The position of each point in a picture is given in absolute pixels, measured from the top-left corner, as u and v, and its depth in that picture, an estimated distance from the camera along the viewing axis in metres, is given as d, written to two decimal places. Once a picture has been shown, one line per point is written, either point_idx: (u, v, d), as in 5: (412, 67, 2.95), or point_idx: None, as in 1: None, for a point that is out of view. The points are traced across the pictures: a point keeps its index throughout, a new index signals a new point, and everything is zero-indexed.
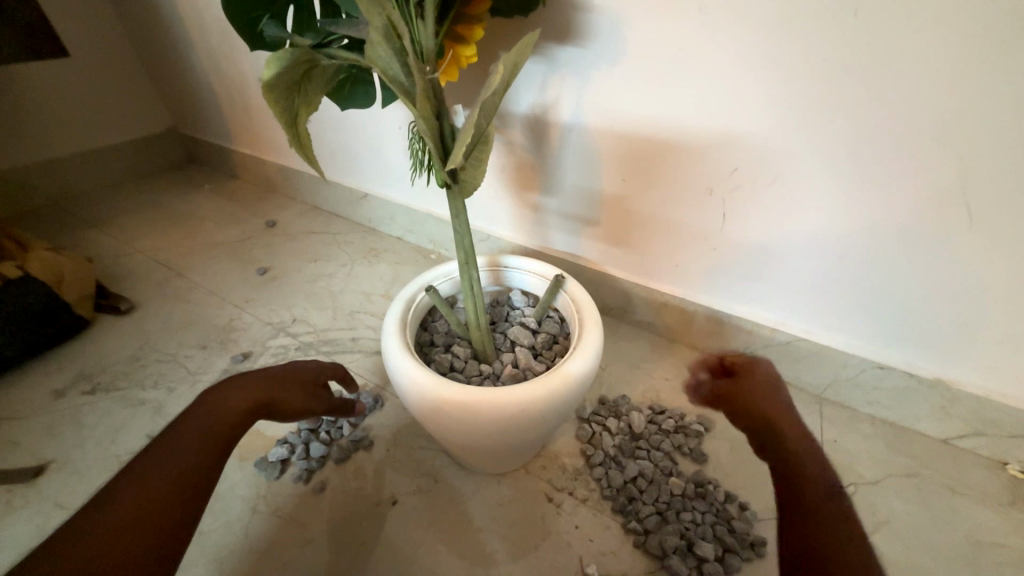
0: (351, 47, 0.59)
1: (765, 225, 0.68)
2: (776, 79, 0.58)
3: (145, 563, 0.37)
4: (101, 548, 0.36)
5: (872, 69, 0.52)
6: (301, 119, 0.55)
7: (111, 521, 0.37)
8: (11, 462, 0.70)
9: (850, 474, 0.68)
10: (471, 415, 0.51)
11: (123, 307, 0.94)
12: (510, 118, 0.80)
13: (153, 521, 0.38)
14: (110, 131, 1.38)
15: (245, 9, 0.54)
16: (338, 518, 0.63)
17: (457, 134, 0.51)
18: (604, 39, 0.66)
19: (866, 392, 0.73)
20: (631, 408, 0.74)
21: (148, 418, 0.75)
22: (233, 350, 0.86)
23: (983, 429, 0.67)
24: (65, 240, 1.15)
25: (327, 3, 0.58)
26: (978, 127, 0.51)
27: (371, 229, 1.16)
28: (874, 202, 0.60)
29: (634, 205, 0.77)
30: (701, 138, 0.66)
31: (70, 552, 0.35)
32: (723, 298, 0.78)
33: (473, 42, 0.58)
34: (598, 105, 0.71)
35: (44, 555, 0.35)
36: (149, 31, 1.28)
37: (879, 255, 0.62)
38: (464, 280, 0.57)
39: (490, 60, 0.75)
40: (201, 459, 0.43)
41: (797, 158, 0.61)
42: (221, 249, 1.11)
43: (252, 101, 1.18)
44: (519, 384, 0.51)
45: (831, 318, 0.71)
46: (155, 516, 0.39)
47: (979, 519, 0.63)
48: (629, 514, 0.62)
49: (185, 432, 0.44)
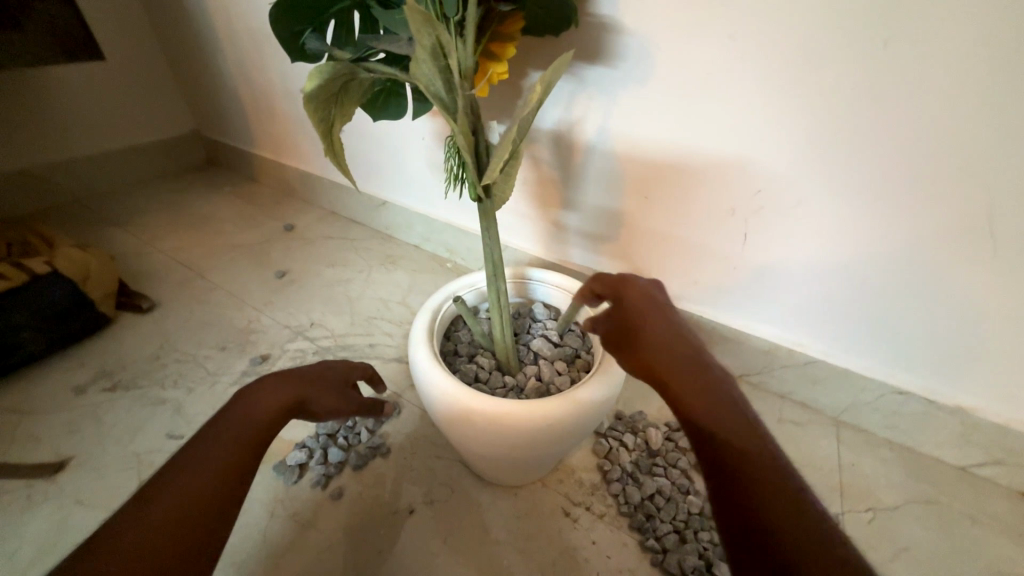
0: (388, 61, 0.61)
1: (788, 246, 0.68)
2: (804, 105, 0.59)
3: (182, 564, 0.37)
4: (143, 545, 0.36)
5: (901, 99, 0.54)
6: (337, 129, 0.57)
7: (153, 518, 0.38)
8: (31, 457, 0.71)
9: (868, 499, 0.68)
10: (497, 425, 0.51)
11: (144, 306, 0.95)
12: (535, 133, 0.81)
13: (193, 521, 0.39)
14: (134, 131, 1.41)
15: (289, 22, 0.56)
16: (355, 524, 0.63)
17: (492, 150, 0.52)
18: (633, 61, 0.67)
19: (884, 417, 0.73)
20: (648, 424, 0.74)
21: (167, 417, 0.76)
22: (252, 352, 0.87)
23: (1003, 458, 0.67)
24: (88, 238, 1.16)
25: (367, 19, 0.60)
26: (1004, 159, 0.52)
27: (388, 236, 1.17)
28: (898, 228, 0.60)
29: (655, 224, 0.78)
30: (728, 160, 0.67)
31: (116, 548, 0.36)
32: (741, 317, 0.79)
33: (505, 60, 0.60)
34: (623, 124, 0.73)
35: (91, 550, 0.35)
36: (178, 36, 1.31)
37: (901, 281, 0.63)
38: (492, 292, 0.58)
39: (519, 77, 0.77)
40: (236, 460, 0.44)
41: (820, 182, 0.62)
42: (240, 251, 1.12)
43: (276, 108, 1.21)
44: (544, 399, 0.51)
45: (851, 341, 0.71)
46: (193, 516, 0.39)
47: (1001, 550, 0.62)
48: (647, 532, 0.61)
49: (217, 435, 0.45)
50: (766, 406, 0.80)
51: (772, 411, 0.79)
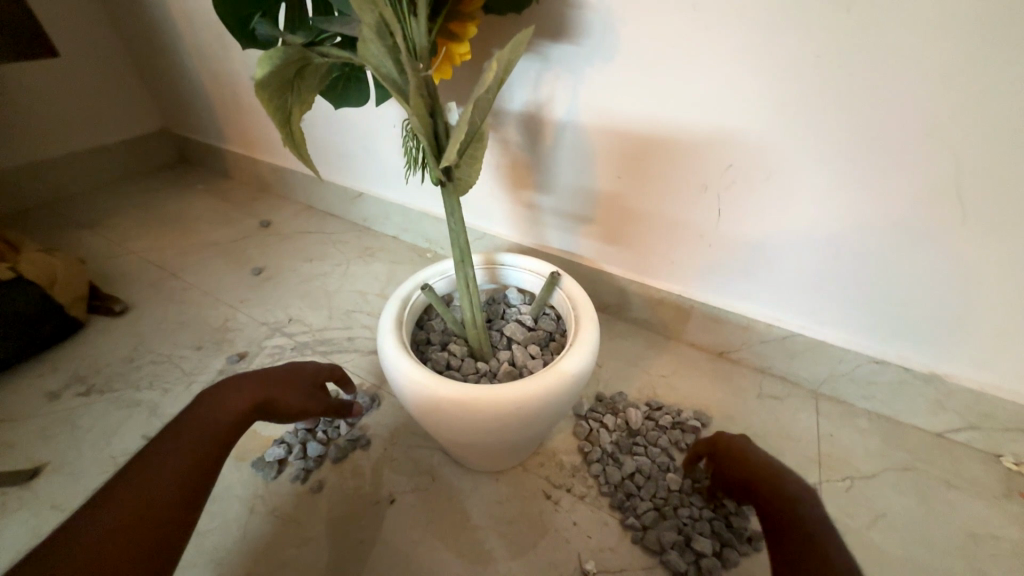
0: (344, 46, 0.59)
1: (760, 220, 0.68)
2: (770, 74, 0.58)
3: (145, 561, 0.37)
4: (104, 539, 0.36)
5: (866, 64, 0.53)
6: (295, 118, 0.55)
7: (114, 514, 0.38)
8: (5, 465, 0.70)
9: (846, 468, 0.69)
10: (482, 411, 0.50)
11: (117, 308, 0.93)
12: (505, 116, 0.80)
13: (146, 528, 0.38)
14: (101, 131, 1.37)
15: (237, 6, 0.54)
16: (336, 517, 0.63)
17: (451, 132, 0.51)
18: (598, 36, 0.65)
19: (861, 387, 0.74)
20: (628, 405, 0.74)
21: (143, 419, 0.75)
22: (229, 350, 0.86)
23: (978, 423, 0.68)
24: (59, 242, 1.14)
25: (320, 1, 0.58)
26: (970, 120, 0.51)
27: (366, 228, 1.16)
28: (867, 197, 0.60)
29: (629, 203, 0.77)
30: (698, 134, 0.66)
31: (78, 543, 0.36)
32: (718, 293, 0.78)
33: (467, 40, 0.58)
34: (592, 102, 0.71)
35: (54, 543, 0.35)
36: (139, 31, 1.27)
37: (874, 250, 0.63)
38: (459, 278, 0.57)
39: (484, 57, 0.75)
40: (194, 465, 0.43)
41: (791, 153, 0.61)
42: (215, 249, 1.10)
43: (244, 101, 1.18)
44: (526, 380, 0.51)
45: (827, 313, 0.71)
46: (147, 523, 0.38)
47: (975, 512, 0.64)
48: (627, 511, 0.62)
49: (175, 439, 0.44)
50: (747, 381, 0.80)
51: (752, 386, 0.79)
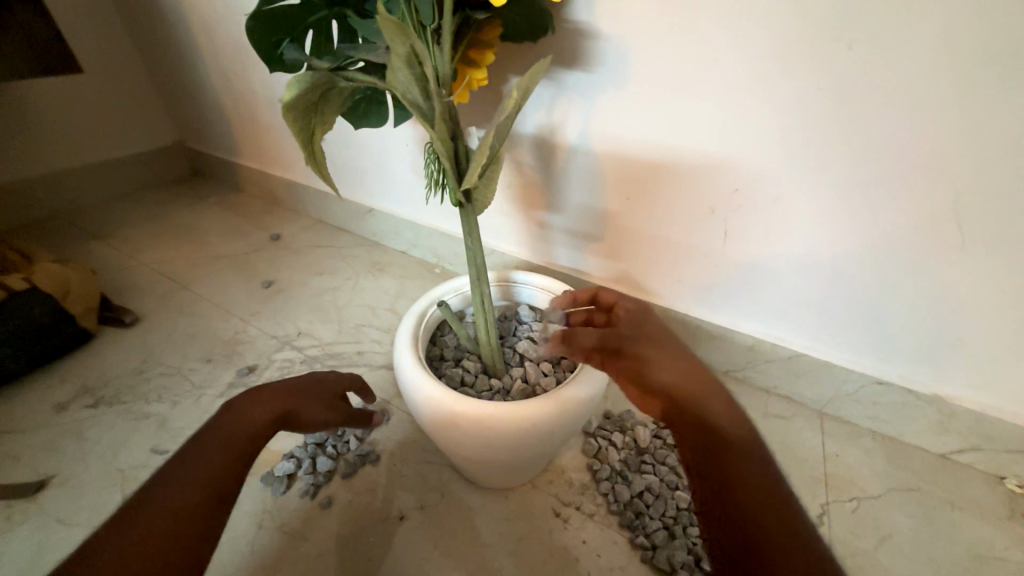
0: (368, 71, 0.61)
1: (765, 242, 0.70)
2: (775, 105, 0.60)
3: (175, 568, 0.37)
4: (133, 549, 0.37)
5: (864, 97, 0.55)
6: (318, 137, 0.58)
7: (142, 525, 0.38)
8: (10, 477, 0.69)
9: (852, 488, 0.70)
10: (497, 430, 0.51)
11: (127, 319, 0.93)
12: (517, 139, 0.83)
13: (145, 564, 0.36)
14: (114, 144, 1.40)
15: (268, 34, 0.56)
16: (346, 534, 0.63)
17: (471, 155, 0.53)
18: (610, 65, 0.68)
19: (866, 407, 0.75)
20: (636, 422, 0.74)
21: (152, 432, 0.75)
22: (239, 363, 0.86)
23: (981, 444, 0.69)
24: (70, 252, 1.15)
25: (346, 28, 0.60)
26: (966, 151, 0.54)
27: (375, 243, 1.17)
28: (869, 221, 0.62)
29: (636, 223, 0.79)
30: (705, 160, 0.68)
31: (109, 552, 0.36)
32: (725, 314, 0.80)
33: (484, 66, 0.61)
34: (603, 127, 0.74)
35: (85, 553, 0.36)
36: (158, 48, 1.30)
37: (876, 273, 0.64)
38: (475, 295, 0.58)
39: (498, 83, 0.78)
40: (203, 498, 0.41)
41: (796, 179, 0.64)
42: (226, 262, 1.11)
43: (259, 117, 1.21)
44: (541, 400, 0.52)
45: (831, 334, 0.72)
46: (157, 543, 0.37)
47: (980, 534, 0.64)
48: (636, 529, 0.62)
49: (188, 463, 0.43)
50: (752, 401, 0.81)
51: (757, 406, 0.81)
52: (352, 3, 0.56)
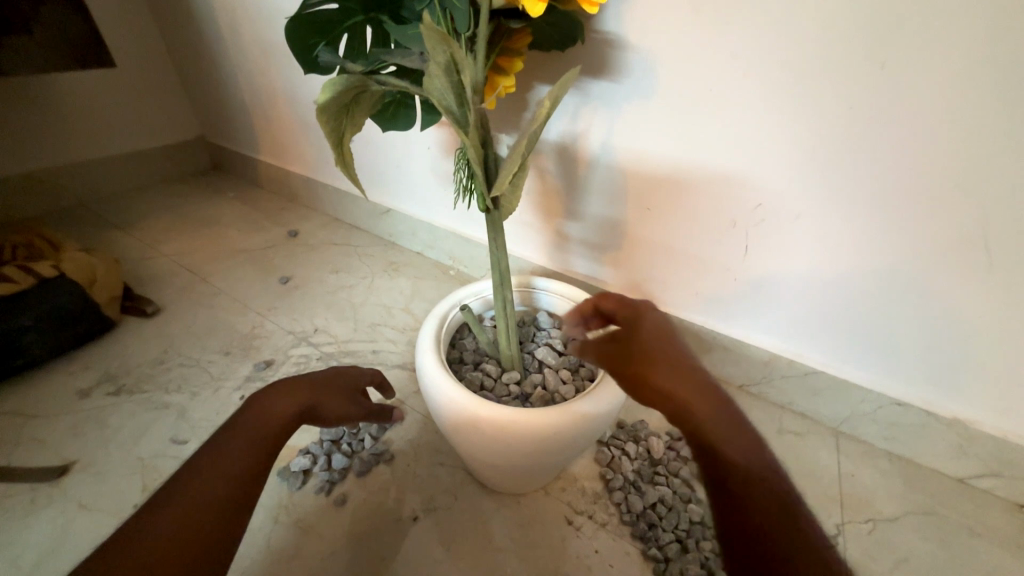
0: (400, 76, 0.62)
1: (786, 259, 0.70)
2: (803, 122, 0.60)
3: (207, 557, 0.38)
4: (166, 538, 0.37)
5: (896, 117, 0.55)
6: (347, 139, 0.58)
7: (175, 514, 0.39)
8: (34, 461, 0.71)
9: (868, 509, 0.69)
10: (505, 435, 0.52)
11: (149, 310, 0.95)
12: (541, 146, 0.83)
13: (180, 553, 0.37)
14: (139, 136, 1.42)
15: (304, 35, 0.57)
16: (359, 532, 0.63)
17: (500, 162, 0.53)
18: (638, 76, 0.69)
19: (884, 428, 0.74)
20: (649, 433, 0.74)
21: (171, 422, 0.76)
22: (256, 357, 0.87)
23: (1000, 470, 0.68)
24: (94, 241, 1.17)
25: (380, 32, 0.61)
26: (1000, 175, 0.53)
27: (391, 243, 1.18)
28: (895, 241, 0.61)
29: (654, 234, 0.80)
30: (727, 175, 0.68)
31: (145, 538, 0.37)
32: (741, 328, 0.80)
33: (513, 73, 0.62)
34: (626, 137, 0.74)
35: (121, 539, 0.37)
36: (185, 44, 1.32)
37: (900, 293, 0.64)
38: (498, 300, 0.59)
39: (524, 90, 0.79)
40: (221, 506, 0.41)
41: (820, 196, 0.63)
42: (244, 256, 1.13)
43: (281, 115, 1.22)
44: (549, 409, 0.52)
45: (850, 354, 0.72)
46: (190, 533, 0.38)
47: (1000, 562, 0.63)
48: (649, 541, 0.62)
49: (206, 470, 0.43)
50: (766, 416, 0.81)
51: (772, 421, 0.80)
52: (389, 9, 0.57)
